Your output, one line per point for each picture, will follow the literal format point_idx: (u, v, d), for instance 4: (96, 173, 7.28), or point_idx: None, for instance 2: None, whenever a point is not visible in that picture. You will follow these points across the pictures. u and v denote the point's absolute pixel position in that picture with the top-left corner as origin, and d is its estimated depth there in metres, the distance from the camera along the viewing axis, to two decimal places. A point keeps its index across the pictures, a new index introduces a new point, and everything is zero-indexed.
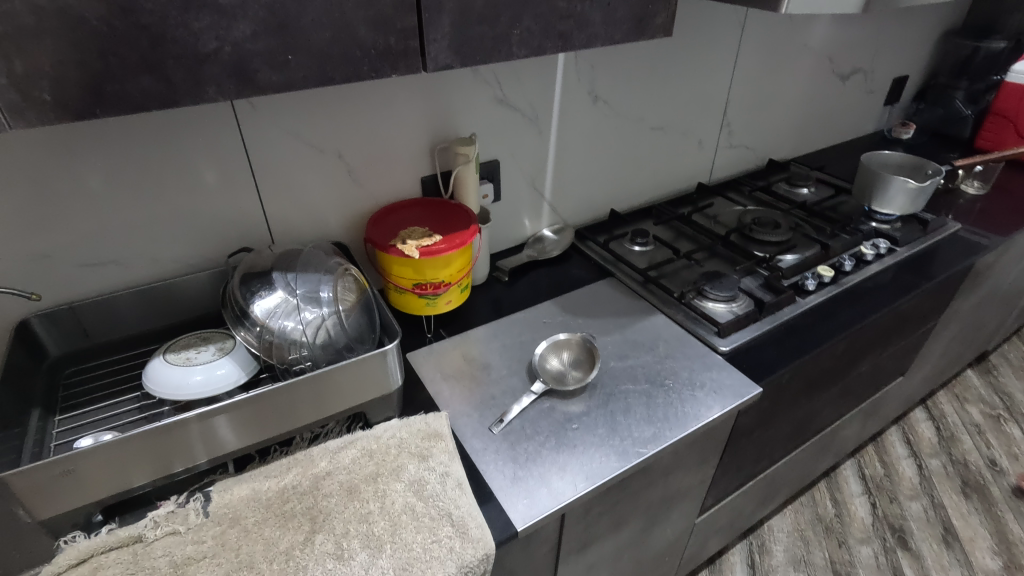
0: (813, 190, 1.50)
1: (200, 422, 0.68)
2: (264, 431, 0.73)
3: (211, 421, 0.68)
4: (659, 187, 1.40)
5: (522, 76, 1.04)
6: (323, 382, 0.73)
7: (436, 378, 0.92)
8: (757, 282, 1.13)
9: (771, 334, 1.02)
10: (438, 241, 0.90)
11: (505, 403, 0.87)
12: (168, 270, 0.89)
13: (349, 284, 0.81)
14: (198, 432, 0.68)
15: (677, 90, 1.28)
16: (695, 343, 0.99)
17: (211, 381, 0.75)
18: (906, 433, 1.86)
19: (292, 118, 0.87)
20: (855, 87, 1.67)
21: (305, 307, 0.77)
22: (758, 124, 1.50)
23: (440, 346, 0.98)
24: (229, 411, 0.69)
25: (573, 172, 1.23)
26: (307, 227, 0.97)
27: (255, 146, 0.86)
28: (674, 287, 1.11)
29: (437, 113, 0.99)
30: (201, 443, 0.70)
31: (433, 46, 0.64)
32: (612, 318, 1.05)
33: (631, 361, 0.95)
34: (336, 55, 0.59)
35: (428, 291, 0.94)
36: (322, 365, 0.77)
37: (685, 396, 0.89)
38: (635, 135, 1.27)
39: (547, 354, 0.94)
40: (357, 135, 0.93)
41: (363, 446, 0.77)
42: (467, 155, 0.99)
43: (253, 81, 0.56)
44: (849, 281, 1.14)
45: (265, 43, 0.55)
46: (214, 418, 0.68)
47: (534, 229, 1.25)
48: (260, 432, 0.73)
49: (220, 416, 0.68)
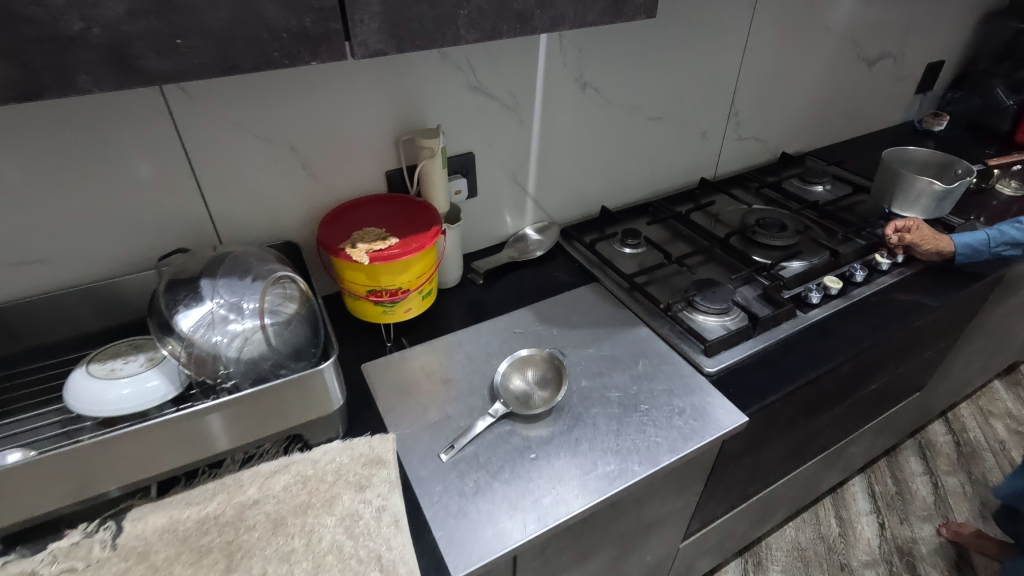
0: (828, 186, 1.37)
1: (183, 422, 0.64)
2: (200, 452, 0.68)
3: (204, 418, 0.65)
4: (656, 183, 1.29)
5: (499, 59, 0.94)
6: (262, 400, 0.67)
7: (390, 394, 0.84)
8: (754, 292, 1.02)
9: (766, 353, 0.91)
10: (392, 245, 0.82)
11: (460, 425, 0.79)
12: (103, 270, 0.82)
13: (290, 292, 0.74)
14: (184, 431, 0.65)
15: (677, 75, 1.16)
16: (679, 362, 0.89)
17: (139, 395, 0.71)
18: (923, 448, 1.75)
19: (234, 105, 0.78)
20: (882, 73, 1.53)
21: (236, 319, 0.70)
22: (769, 113, 1.38)
23: (399, 357, 0.90)
24: (223, 409, 0.66)
25: (559, 166, 1.13)
26: (259, 225, 0.88)
27: (193, 137, 0.78)
28: (662, 296, 1.02)
29: (401, 101, 0.89)
30: (180, 447, 0.66)
31: (361, 28, 0.55)
32: (592, 329, 0.95)
33: (606, 381, 0.85)
34: (239, 38, 0.50)
35: (385, 299, 0.86)
36: (248, 386, 0.70)
37: (661, 423, 0.79)
38: (630, 125, 1.16)
39: (510, 373, 0.85)
40: (310, 126, 0.85)
41: (297, 472, 0.71)
42: (431, 148, 0.89)
43: (136, 70, 0.48)
44: (858, 294, 1.02)
45: (144, 24, 0.46)
46: (211, 415, 0.65)
47: (515, 227, 1.16)
48: (193, 454, 0.67)
49: (212, 414, 0.65)
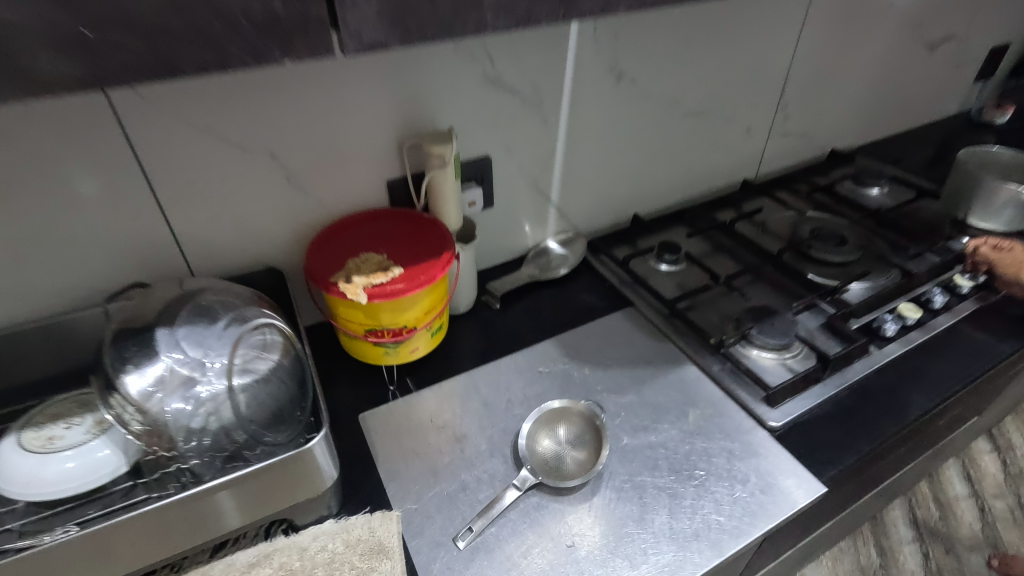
0: (886, 189, 1.21)
1: (186, 504, 0.53)
2: (166, 550, 0.55)
3: (214, 496, 0.54)
4: (692, 186, 1.14)
5: (522, 46, 0.78)
6: (257, 480, 0.55)
7: (394, 455, 0.70)
8: (817, 322, 0.88)
9: (838, 401, 0.77)
10: (396, 279, 0.67)
11: (480, 498, 0.66)
12: (42, 308, 0.67)
13: (271, 340, 0.60)
14: (191, 512, 0.54)
15: (724, 63, 1.00)
16: (736, 413, 0.75)
17: (88, 469, 0.57)
18: (967, 467, 1.62)
19: (199, 106, 0.62)
20: (944, 58, 1.36)
21: (204, 377, 0.56)
22: (820, 105, 1.21)
23: (404, 404, 0.76)
24: (236, 484, 0.54)
25: (587, 170, 0.97)
26: (234, 250, 0.73)
27: (147, 145, 0.62)
28: (709, 325, 0.88)
29: (406, 98, 0.73)
30: (186, 529, 0.55)
31: (353, 13, 0.39)
32: (630, 369, 0.81)
33: (652, 439, 0.72)
34: (177, 29, 0.35)
35: (387, 339, 0.72)
36: (216, 467, 0.58)
37: (721, 497, 0.66)
38: (668, 121, 1.01)
39: (539, 431, 0.72)
40: (296, 130, 0.68)
41: (280, 565, 0.57)
42: (442, 156, 0.73)
43: (25, 76, 0.33)
44: (938, 324, 0.88)
45: (29, 8, 0.31)
46: (180, 504, 0.52)
47: (536, 239, 1.00)
48: (156, 554, 0.55)
49: (222, 492, 0.53)
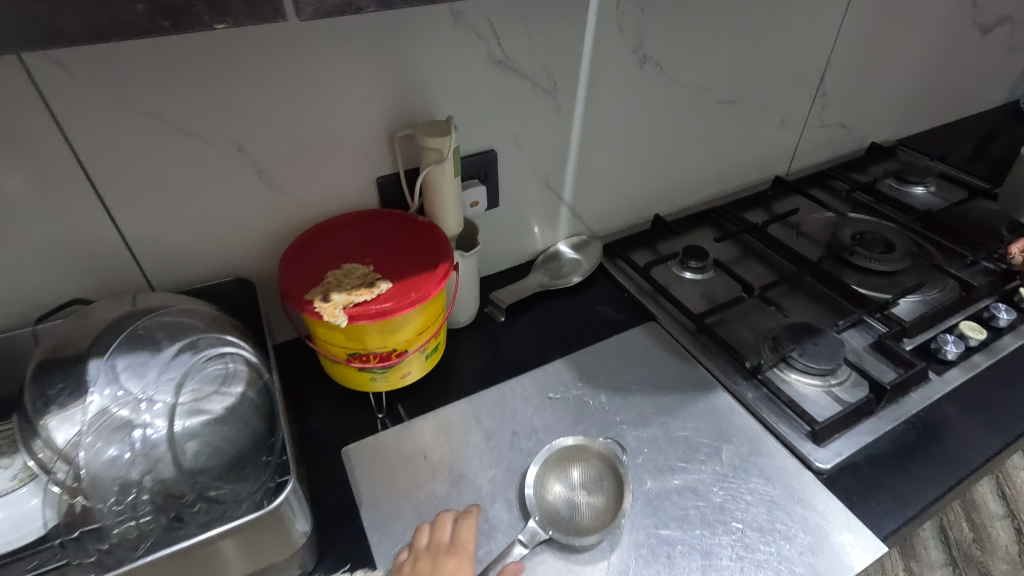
0: (932, 187, 1.10)
1: (186, 555, 0.43)
2: None
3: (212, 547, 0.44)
4: (719, 183, 1.03)
5: (534, 22, 0.67)
6: (230, 546, 0.45)
7: (381, 499, 0.60)
8: (865, 341, 0.77)
9: (894, 437, 0.67)
10: (381, 297, 0.58)
11: (482, 554, 0.56)
12: None
13: (236, 370, 0.51)
14: (187, 566, 0.44)
15: (761, 45, 0.88)
16: (777, 451, 0.65)
17: (17, 524, 0.48)
18: (1002, 485, 1.51)
19: (145, 88, 0.52)
20: (997, 42, 1.23)
21: (145, 417, 0.46)
22: (861, 94, 1.09)
23: (393, 436, 0.66)
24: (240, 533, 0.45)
25: (604, 165, 0.86)
26: (198, 258, 0.63)
27: (86, 135, 0.52)
28: (742, 344, 0.77)
29: (397, 81, 0.63)
30: None
31: None
32: (654, 396, 0.71)
33: (680, 483, 0.62)
34: None
35: (373, 364, 0.62)
36: (153, 533, 0.46)
37: (764, 559, 0.56)
38: (696, 111, 0.89)
39: (548, 474, 0.62)
40: (266, 118, 0.58)
41: None
42: (439, 150, 0.63)
43: None
44: (1005, 346, 0.77)
45: None
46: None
47: (546, 242, 0.90)
48: None
49: (223, 543, 0.44)
